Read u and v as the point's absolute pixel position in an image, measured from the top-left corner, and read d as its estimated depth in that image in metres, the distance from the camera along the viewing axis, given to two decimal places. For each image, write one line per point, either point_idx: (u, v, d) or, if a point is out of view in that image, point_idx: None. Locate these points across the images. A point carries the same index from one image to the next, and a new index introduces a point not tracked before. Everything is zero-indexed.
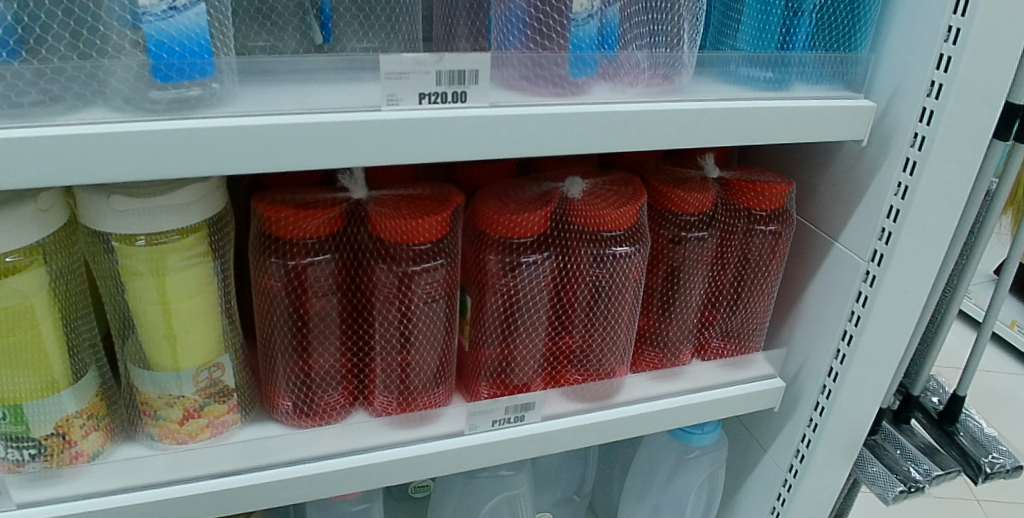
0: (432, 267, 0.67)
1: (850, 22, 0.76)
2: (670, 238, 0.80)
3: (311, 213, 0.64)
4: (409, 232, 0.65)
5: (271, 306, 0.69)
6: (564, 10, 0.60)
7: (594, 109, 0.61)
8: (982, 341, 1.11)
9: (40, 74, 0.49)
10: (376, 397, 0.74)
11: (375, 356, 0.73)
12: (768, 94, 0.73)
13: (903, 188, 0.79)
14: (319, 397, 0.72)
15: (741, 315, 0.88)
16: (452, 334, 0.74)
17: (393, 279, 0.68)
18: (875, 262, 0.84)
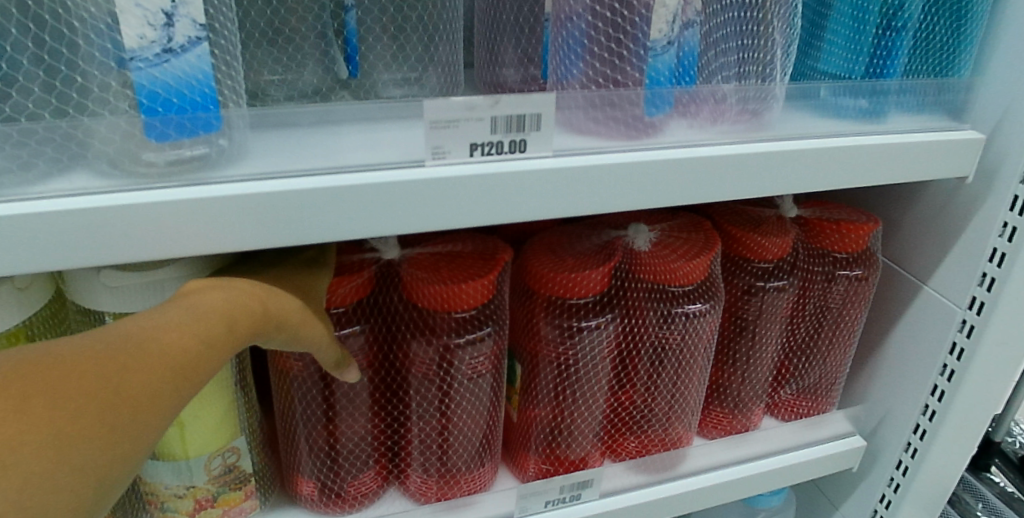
0: (479, 336, 0.58)
1: (952, 40, 0.66)
2: (744, 289, 0.71)
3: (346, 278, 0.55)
4: (448, 297, 0.55)
5: (292, 384, 0.59)
6: (637, 38, 0.50)
7: (675, 155, 0.51)
8: None
9: (5, 137, 0.40)
10: (414, 480, 0.65)
11: (411, 436, 0.63)
12: (863, 127, 0.63)
13: (1010, 228, 0.69)
14: (351, 481, 0.63)
15: (820, 368, 0.77)
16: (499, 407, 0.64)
17: (434, 352, 0.58)
18: (973, 310, 0.74)
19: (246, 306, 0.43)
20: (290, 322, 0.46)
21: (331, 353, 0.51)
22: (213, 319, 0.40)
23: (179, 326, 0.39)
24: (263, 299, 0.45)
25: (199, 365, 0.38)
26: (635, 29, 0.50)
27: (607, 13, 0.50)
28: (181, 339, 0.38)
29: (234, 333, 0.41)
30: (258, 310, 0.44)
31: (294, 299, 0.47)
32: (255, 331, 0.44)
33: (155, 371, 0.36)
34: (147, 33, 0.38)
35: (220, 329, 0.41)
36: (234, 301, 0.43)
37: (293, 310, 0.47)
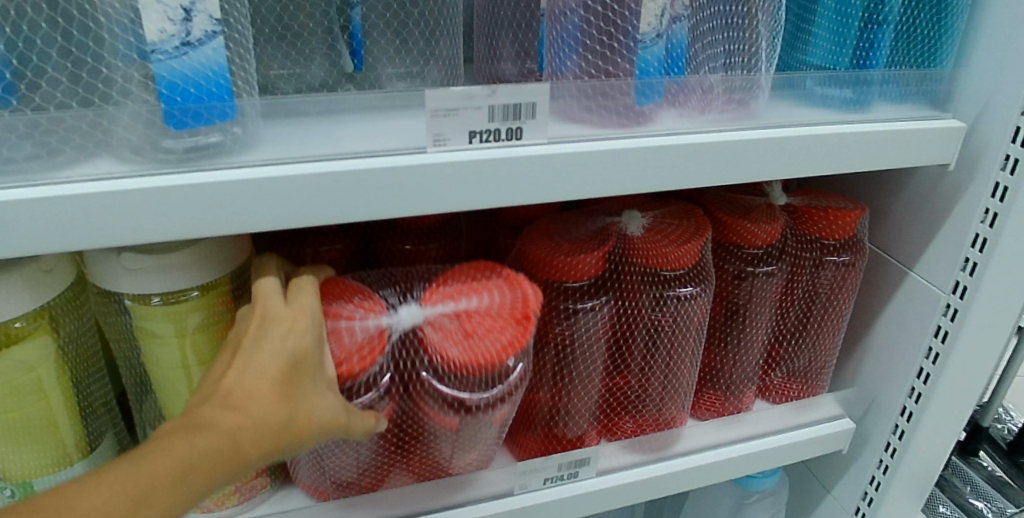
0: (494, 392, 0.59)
1: (934, 32, 0.69)
2: (734, 274, 0.73)
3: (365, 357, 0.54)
4: (474, 368, 0.56)
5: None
6: (628, 31, 0.53)
7: (663, 142, 0.54)
8: None
9: (35, 125, 0.43)
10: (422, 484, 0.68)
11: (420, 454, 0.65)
12: (848, 116, 0.66)
13: (991, 214, 0.72)
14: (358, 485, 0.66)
15: (809, 351, 0.80)
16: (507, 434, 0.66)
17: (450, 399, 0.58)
18: (957, 294, 0.76)
19: (210, 444, 0.40)
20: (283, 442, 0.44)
21: (353, 427, 0.50)
22: (160, 469, 0.37)
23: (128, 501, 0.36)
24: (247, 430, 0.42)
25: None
26: (625, 23, 0.53)
27: (599, 9, 0.52)
28: (102, 504, 0.35)
29: (183, 484, 0.38)
30: (226, 445, 0.40)
31: (278, 411, 0.44)
32: (223, 470, 0.40)
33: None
34: (169, 26, 0.40)
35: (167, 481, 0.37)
36: (199, 446, 0.39)
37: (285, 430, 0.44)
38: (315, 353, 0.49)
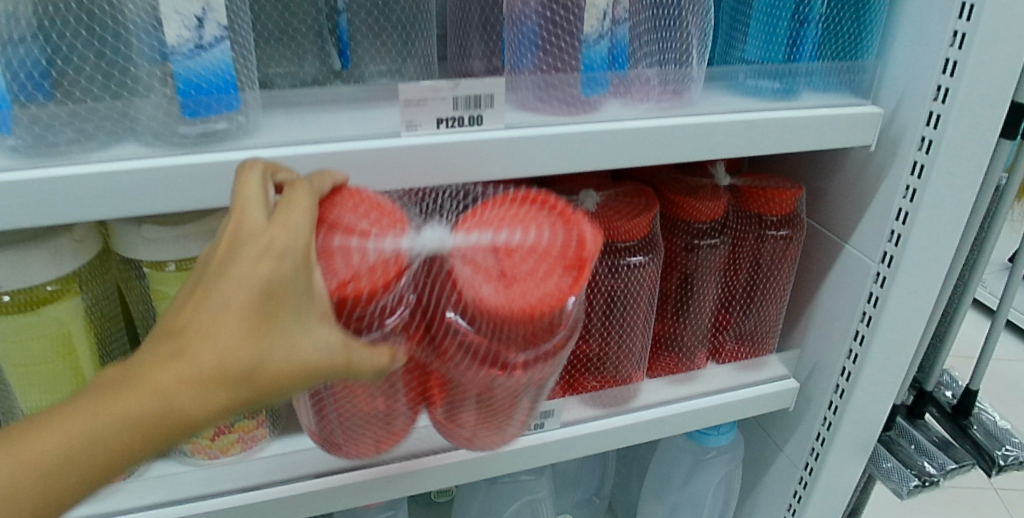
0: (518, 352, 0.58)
1: (856, 30, 0.79)
2: (683, 246, 0.82)
3: (388, 289, 0.53)
4: (510, 321, 0.54)
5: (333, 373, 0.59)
6: (574, 33, 0.61)
7: (605, 127, 0.63)
8: (996, 328, 1.18)
9: (74, 114, 0.51)
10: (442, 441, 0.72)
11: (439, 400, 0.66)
12: (777, 103, 0.76)
13: (912, 190, 0.80)
14: (379, 440, 0.68)
15: (754, 317, 0.89)
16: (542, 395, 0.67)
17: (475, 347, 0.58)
18: (885, 263, 0.85)
19: (148, 415, 0.41)
20: (244, 404, 0.45)
21: (357, 368, 0.50)
22: (94, 425, 0.41)
23: (55, 471, 0.41)
24: (181, 385, 0.42)
25: (82, 482, 0.42)
26: (573, 26, 0.61)
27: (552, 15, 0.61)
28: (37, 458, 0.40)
29: (122, 441, 0.41)
30: (165, 412, 0.42)
31: (230, 362, 0.43)
32: (163, 428, 0.42)
33: (20, 506, 0.40)
34: (184, 33, 0.49)
35: (103, 432, 0.41)
36: (123, 406, 0.41)
37: (237, 392, 0.43)
38: (301, 291, 0.46)
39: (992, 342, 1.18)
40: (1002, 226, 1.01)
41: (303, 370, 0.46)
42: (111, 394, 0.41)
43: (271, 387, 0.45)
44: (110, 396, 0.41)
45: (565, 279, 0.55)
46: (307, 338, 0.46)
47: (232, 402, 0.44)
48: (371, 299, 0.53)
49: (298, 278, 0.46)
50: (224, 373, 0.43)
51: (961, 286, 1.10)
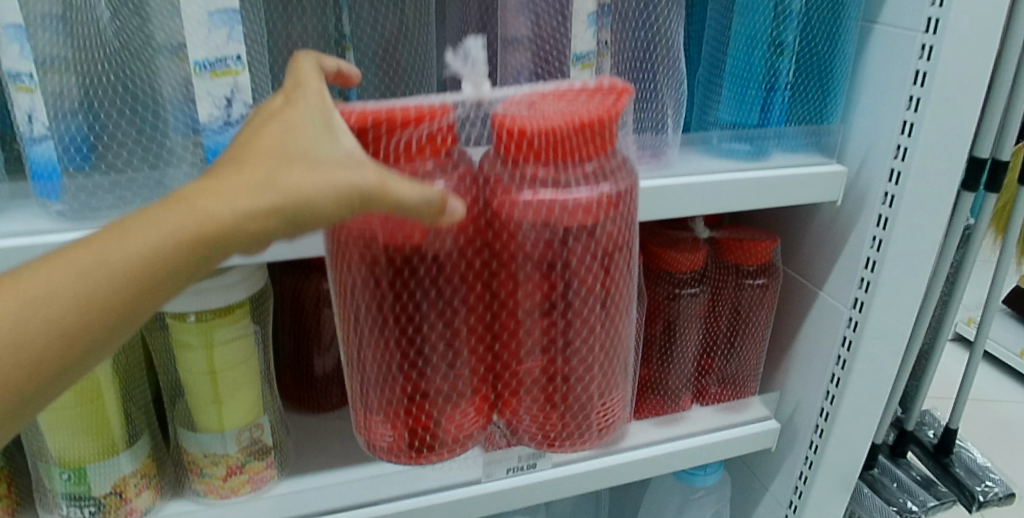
0: (579, 189, 0.53)
1: (821, 95, 0.86)
2: (666, 295, 0.88)
3: (425, 142, 0.50)
4: (568, 136, 0.51)
5: (389, 290, 0.55)
6: None
7: None
8: (972, 367, 1.20)
9: (116, 183, 0.60)
10: (521, 420, 0.64)
11: (506, 342, 0.60)
12: (748, 163, 0.83)
13: (877, 240, 0.86)
14: (450, 410, 0.61)
15: (735, 362, 0.94)
16: (613, 311, 0.60)
17: (536, 211, 0.53)
18: (856, 308, 0.90)
19: (183, 229, 0.39)
20: (262, 238, 0.41)
21: (404, 191, 0.42)
22: (136, 238, 0.39)
23: (88, 288, 0.39)
24: (211, 197, 0.40)
25: (88, 333, 0.40)
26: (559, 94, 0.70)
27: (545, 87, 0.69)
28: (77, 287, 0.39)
29: (166, 261, 0.40)
30: (204, 228, 0.39)
31: (256, 166, 0.41)
32: (202, 241, 0.40)
33: (55, 329, 0.39)
34: (216, 112, 0.57)
35: (143, 248, 0.39)
36: (163, 227, 0.39)
37: (246, 221, 0.40)
38: (319, 134, 0.44)
39: (970, 377, 1.20)
40: (972, 270, 1.06)
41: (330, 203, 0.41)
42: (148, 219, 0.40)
43: (286, 217, 0.41)
44: (97, 242, 0.40)
45: (609, 99, 0.54)
46: (337, 149, 0.43)
47: (250, 231, 0.40)
48: (403, 140, 0.50)
49: (317, 131, 0.44)
50: (255, 183, 0.40)
51: (937, 325, 1.14)
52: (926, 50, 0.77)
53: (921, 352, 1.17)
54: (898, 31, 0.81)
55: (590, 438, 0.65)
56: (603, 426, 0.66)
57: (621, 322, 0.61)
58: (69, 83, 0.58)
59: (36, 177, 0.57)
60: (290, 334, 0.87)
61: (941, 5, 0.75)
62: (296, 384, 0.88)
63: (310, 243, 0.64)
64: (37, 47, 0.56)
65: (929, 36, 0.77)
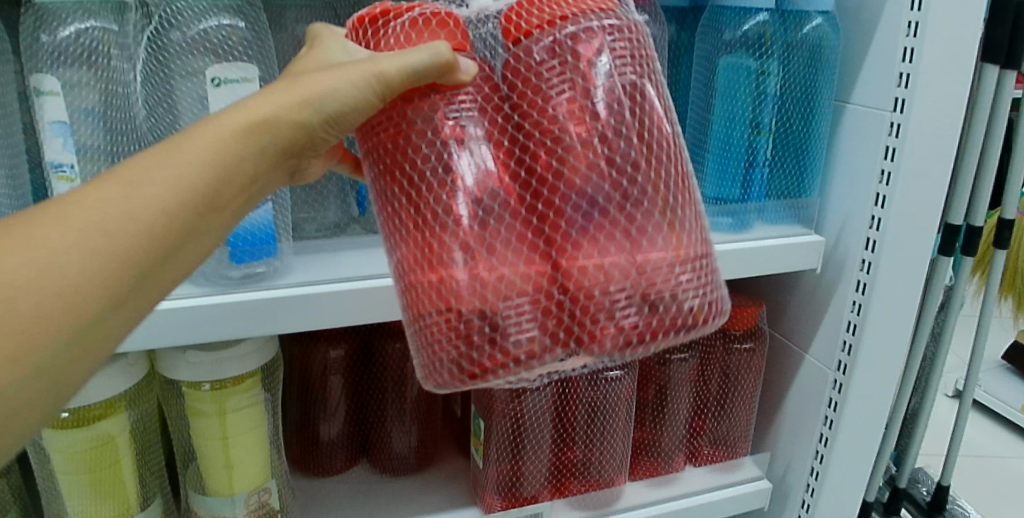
0: (596, 20, 0.46)
1: (798, 171, 0.92)
2: (656, 361, 0.92)
3: (428, 25, 0.47)
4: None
5: (420, 170, 0.45)
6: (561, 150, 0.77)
7: None
8: (961, 423, 1.22)
9: None
10: (601, 321, 0.44)
11: (555, 200, 0.45)
12: (731, 235, 0.89)
13: (858, 305, 0.90)
14: (511, 297, 0.44)
15: (727, 423, 0.98)
16: (667, 155, 0.48)
17: (560, 50, 0.46)
18: (840, 371, 0.94)
19: (253, 126, 0.42)
20: (306, 138, 0.45)
21: (415, 52, 0.43)
22: (205, 143, 0.41)
23: (172, 190, 0.39)
24: (271, 104, 0.43)
25: (178, 235, 0.40)
26: None
27: None
28: (160, 187, 0.39)
29: (241, 159, 0.42)
30: (268, 127, 0.43)
31: (289, 80, 0.45)
32: (266, 135, 0.43)
33: (142, 226, 0.38)
34: None
35: (217, 150, 0.41)
36: (228, 128, 0.41)
37: (285, 119, 0.43)
38: (335, 51, 0.48)
39: (958, 435, 1.21)
40: (953, 330, 1.09)
41: (366, 95, 0.43)
42: (212, 128, 0.41)
43: (320, 110, 0.44)
44: (127, 177, 0.38)
45: None
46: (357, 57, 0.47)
47: (291, 123, 0.43)
48: (401, 30, 0.47)
49: (332, 51, 0.48)
50: (297, 89, 0.44)
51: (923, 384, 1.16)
52: (894, 127, 0.83)
53: (909, 409, 1.19)
54: (870, 110, 0.85)
55: (688, 327, 0.46)
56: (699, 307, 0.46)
57: (677, 163, 0.49)
58: (103, 173, 0.63)
59: None
60: (297, 401, 0.90)
61: (907, 87, 0.80)
62: (302, 450, 0.92)
63: (320, 317, 0.67)
64: (79, 140, 0.61)
65: (897, 114, 0.82)
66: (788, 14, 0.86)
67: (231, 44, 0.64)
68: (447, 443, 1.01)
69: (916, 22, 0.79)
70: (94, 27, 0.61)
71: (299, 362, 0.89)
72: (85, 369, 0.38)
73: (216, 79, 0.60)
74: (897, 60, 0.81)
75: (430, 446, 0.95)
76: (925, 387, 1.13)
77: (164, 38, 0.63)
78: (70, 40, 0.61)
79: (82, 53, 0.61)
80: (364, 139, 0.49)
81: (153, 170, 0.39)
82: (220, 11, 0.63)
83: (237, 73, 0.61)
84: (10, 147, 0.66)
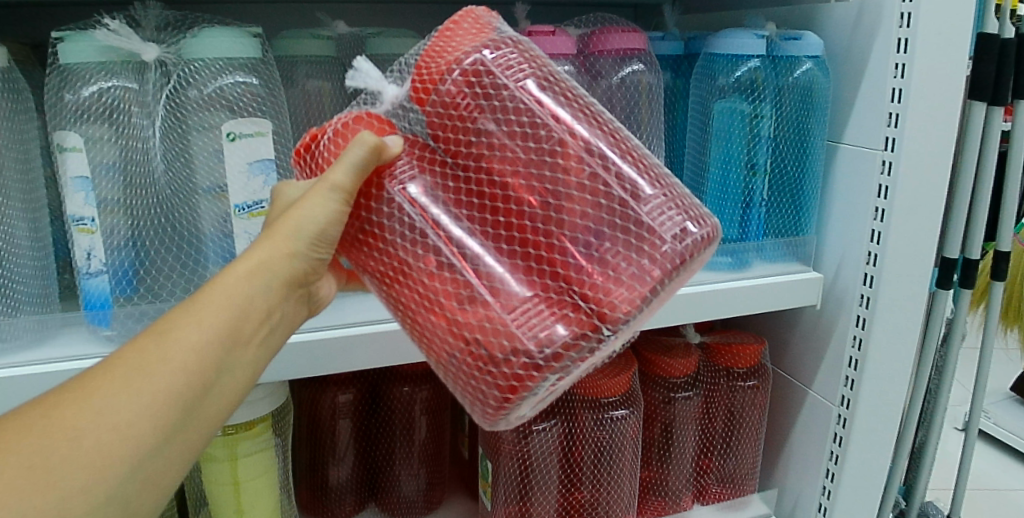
0: (477, 51, 0.49)
1: (793, 212, 0.95)
2: (662, 399, 0.93)
3: (350, 124, 0.50)
4: (435, 44, 0.50)
5: (394, 243, 0.49)
6: None
7: None
8: (970, 456, 1.21)
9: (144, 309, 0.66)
10: (602, 288, 0.46)
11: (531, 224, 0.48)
12: (729, 273, 0.91)
13: (858, 339, 0.91)
14: (518, 318, 0.46)
15: (734, 461, 0.98)
16: (596, 127, 0.50)
17: (463, 88, 0.49)
18: (844, 405, 0.95)
19: (254, 273, 0.46)
20: (307, 264, 0.48)
21: (354, 150, 0.46)
22: (216, 297, 0.44)
23: (192, 345, 0.43)
24: (261, 251, 0.46)
25: (210, 372, 0.43)
26: None
27: None
28: (183, 344, 0.42)
29: (251, 304, 0.45)
30: (266, 271, 0.46)
31: (272, 223, 0.48)
32: (265, 277, 0.46)
33: (174, 381, 0.41)
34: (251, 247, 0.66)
35: (228, 302, 0.44)
36: (230, 281, 0.45)
37: (278, 256, 0.47)
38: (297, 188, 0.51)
39: (966, 467, 1.21)
40: (955, 362, 1.10)
41: (336, 207, 0.47)
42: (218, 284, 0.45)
43: (303, 236, 0.47)
44: (156, 334, 0.42)
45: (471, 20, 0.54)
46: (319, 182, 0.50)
47: (285, 258, 0.47)
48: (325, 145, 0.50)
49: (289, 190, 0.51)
50: (278, 229, 0.47)
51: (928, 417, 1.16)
52: (886, 165, 0.85)
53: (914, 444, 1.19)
54: (862, 149, 0.88)
55: (687, 254, 0.47)
56: (686, 234, 0.47)
57: (605, 126, 0.51)
58: (120, 224, 0.65)
59: (90, 306, 0.65)
60: (306, 446, 0.91)
61: (896, 126, 0.83)
62: (312, 496, 0.92)
63: (332, 361, 0.68)
64: (100, 194, 0.64)
65: (888, 152, 0.85)
66: (778, 60, 0.90)
67: (245, 100, 0.66)
68: (454, 486, 1.02)
69: (903, 64, 0.82)
70: (116, 85, 0.64)
71: (307, 407, 0.90)
72: (150, 502, 0.41)
73: (232, 133, 0.63)
74: (886, 101, 0.84)
75: (438, 490, 0.96)
76: (930, 421, 1.14)
77: (182, 95, 0.66)
78: (93, 99, 0.64)
79: (103, 111, 0.64)
80: (347, 252, 0.52)
81: (172, 333, 0.42)
82: (235, 69, 0.65)
83: (250, 127, 0.63)
84: (34, 202, 0.68)
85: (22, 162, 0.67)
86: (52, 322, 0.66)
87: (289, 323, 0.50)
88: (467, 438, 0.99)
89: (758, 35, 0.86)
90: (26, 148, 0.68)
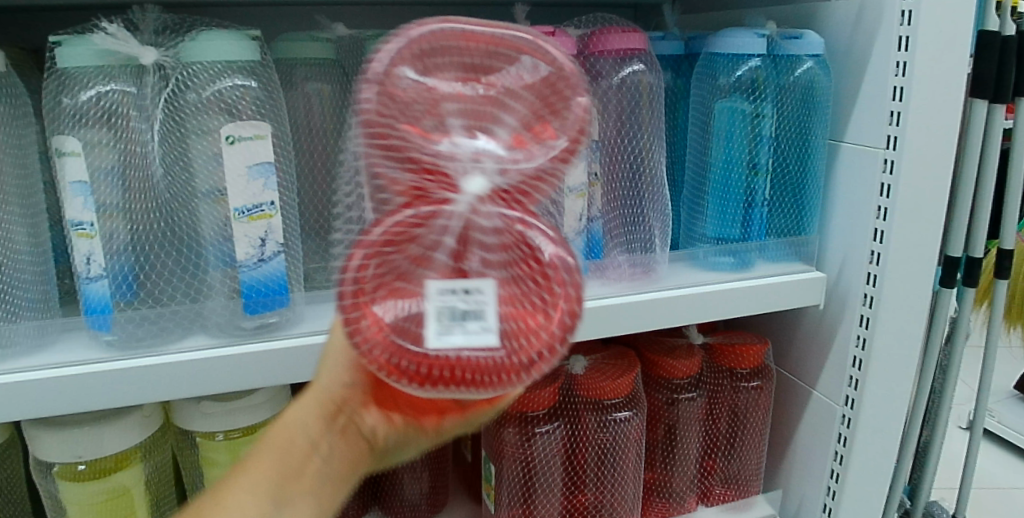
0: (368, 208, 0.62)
1: (795, 211, 0.95)
2: (665, 400, 0.93)
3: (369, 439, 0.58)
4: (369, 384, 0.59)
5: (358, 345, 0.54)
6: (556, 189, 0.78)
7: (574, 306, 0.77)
8: (974, 455, 1.21)
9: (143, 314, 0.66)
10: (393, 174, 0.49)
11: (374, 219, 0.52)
12: (733, 274, 0.90)
13: (862, 339, 0.91)
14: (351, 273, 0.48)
15: (738, 462, 0.97)
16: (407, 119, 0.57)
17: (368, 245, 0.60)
18: (848, 405, 0.94)
19: (294, 429, 0.54)
20: (332, 395, 0.55)
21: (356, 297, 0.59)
22: (265, 458, 0.54)
23: (247, 504, 0.52)
24: (302, 407, 0.55)
25: None
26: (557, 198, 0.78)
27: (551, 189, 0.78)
28: (246, 503, 0.52)
29: (302, 454, 0.54)
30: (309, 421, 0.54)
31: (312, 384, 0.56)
32: (310, 428, 0.54)
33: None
34: (251, 250, 0.64)
35: (274, 459, 0.53)
36: (279, 439, 0.54)
37: (310, 410, 0.54)
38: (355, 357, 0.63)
39: (971, 467, 1.21)
40: (958, 362, 1.09)
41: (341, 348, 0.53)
42: (269, 444, 0.54)
43: (333, 394, 0.54)
44: (225, 489, 0.54)
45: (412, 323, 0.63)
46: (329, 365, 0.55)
47: (317, 413, 0.54)
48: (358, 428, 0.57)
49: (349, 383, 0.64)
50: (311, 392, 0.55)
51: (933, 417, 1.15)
52: (888, 164, 0.85)
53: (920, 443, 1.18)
54: (863, 148, 0.88)
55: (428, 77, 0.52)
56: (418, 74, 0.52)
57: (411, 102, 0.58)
58: (120, 229, 0.64)
59: (91, 311, 0.64)
60: None
61: (897, 125, 0.83)
62: None
63: None
64: (99, 199, 0.63)
65: (889, 151, 0.84)
66: (778, 59, 0.89)
67: (244, 103, 0.66)
68: (457, 489, 1.01)
69: (904, 62, 0.81)
70: (114, 89, 0.64)
71: None
72: None
73: (231, 137, 0.62)
74: (887, 99, 0.84)
75: (441, 492, 0.95)
76: (935, 421, 1.13)
77: (181, 99, 0.66)
78: (90, 103, 0.63)
79: (101, 115, 0.64)
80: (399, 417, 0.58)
81: (235, 493, 0.53)
82: (234, 72, 0.65)
83: (250, 131, 0.62)
84: (32, 207, 0.68)
85: (21, 167, 0.67)
86: (52, 326, 0.66)
87: (348, 460, 0.56)
88: (469, 441, 0.99)
89: (759, 35, 0.85)
90: (24, 152, 0.68)
